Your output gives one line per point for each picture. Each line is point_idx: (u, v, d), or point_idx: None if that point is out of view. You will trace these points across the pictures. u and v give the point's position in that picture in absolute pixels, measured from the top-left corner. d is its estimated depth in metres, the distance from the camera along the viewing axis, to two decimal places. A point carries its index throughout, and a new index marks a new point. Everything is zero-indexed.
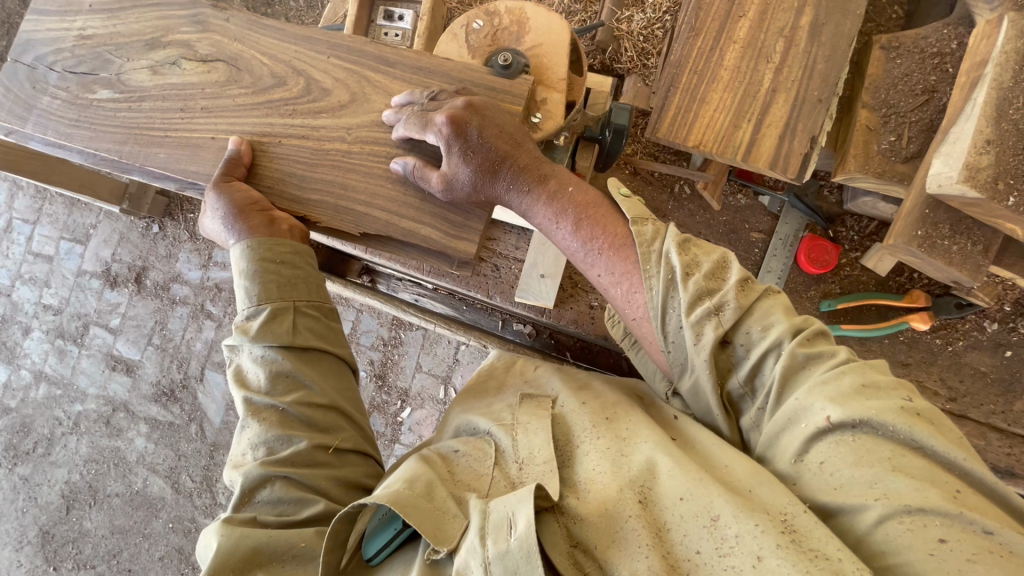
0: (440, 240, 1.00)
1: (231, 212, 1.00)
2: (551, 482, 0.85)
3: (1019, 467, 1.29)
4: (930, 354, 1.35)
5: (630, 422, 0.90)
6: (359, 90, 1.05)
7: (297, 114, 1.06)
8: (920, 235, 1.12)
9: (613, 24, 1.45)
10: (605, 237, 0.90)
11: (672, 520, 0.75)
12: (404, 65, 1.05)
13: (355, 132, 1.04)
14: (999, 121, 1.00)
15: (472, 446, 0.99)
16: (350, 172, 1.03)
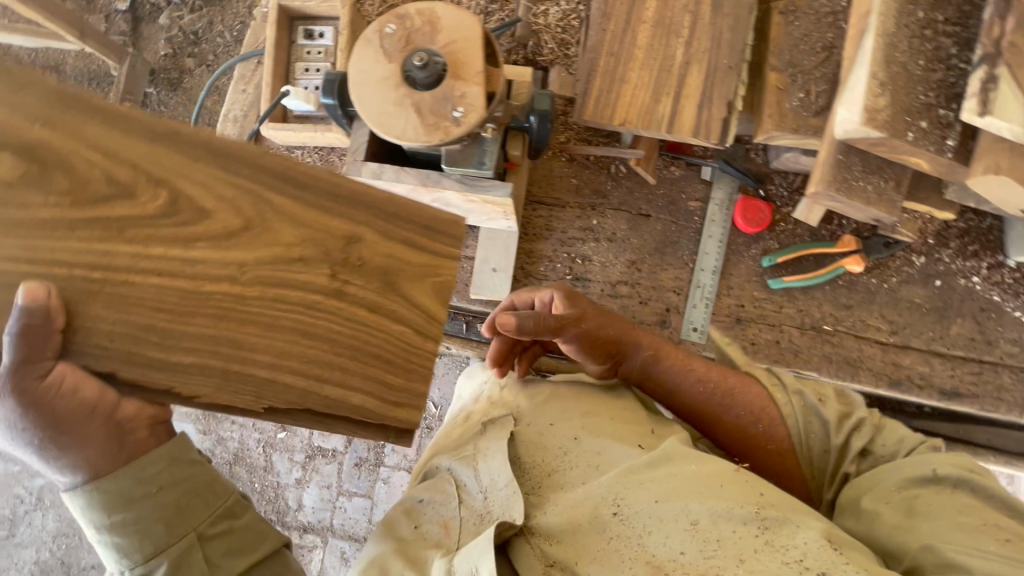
0: (377, 410, 0.72)
1: (58, 422, 0.68)
2: (515, 506, 1.03)
3: (964, 387, 1.37)
4: (870, 293, 1.42)
5: (598, 443, 1.11)
6: (254, 212, 0.69)
7: (138, 243, 0.66)
8: (838, 179, 1.17)
9: (529, 20, 1.50)
10: (727, 384, 1.19)
11: (644, 526, 0.97)
12: (307, 193, 0.72)
13: (249, 270, 0.69)
14: (889, 64, 1.08)
15: (435, 488, 1.12)
16: (244, 325, 0.69)
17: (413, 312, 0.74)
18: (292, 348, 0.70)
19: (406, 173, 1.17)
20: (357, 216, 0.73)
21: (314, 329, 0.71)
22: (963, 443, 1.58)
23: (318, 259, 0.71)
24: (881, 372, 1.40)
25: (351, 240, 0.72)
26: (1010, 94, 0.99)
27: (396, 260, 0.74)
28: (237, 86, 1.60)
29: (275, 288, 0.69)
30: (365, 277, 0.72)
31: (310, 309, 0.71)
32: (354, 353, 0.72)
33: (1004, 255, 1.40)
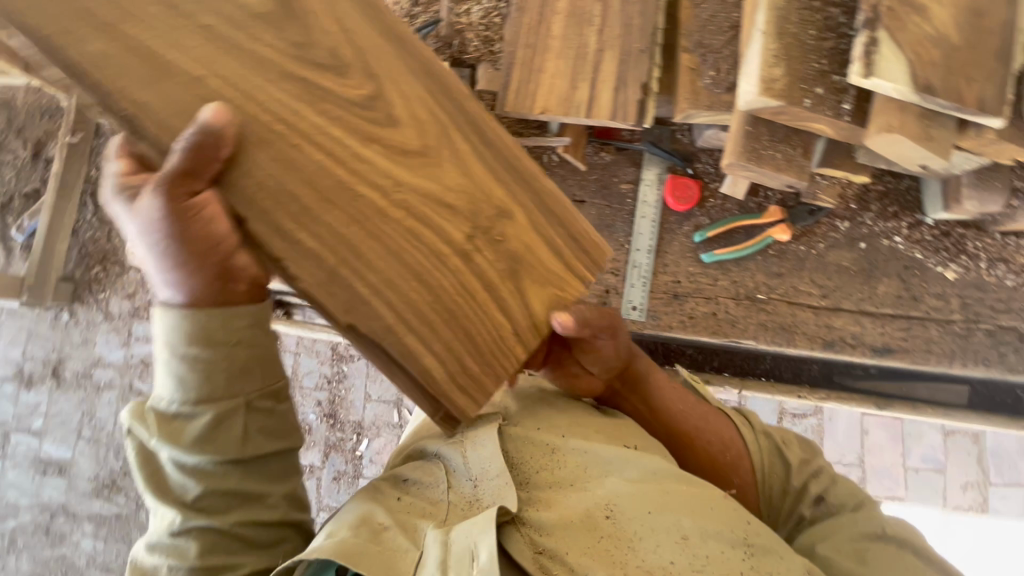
0: (441, 380, 0.88)
1: (180, 240, 0.79)
2: (506, 495, 0.97)
3: (894, 342, 1.42)
4: (799, 260, 1.47)
5: (587, 445, 1.06)
6: (435, 150, 0.90)
7: (373, 148, 0.85)
8: (748, 150, 1.22)
9: (453, 20, 1.54)
10: (706, 418, 1.23)
11: (637, 535, 0.93)
12: (482, 174, 0.93)
13: (406, 209, 0.87)
14: (782, 36, 1.12)
15: (421, 471, 1.06)
16: (397, 250, 0.86)
17: (518, 307, 0.94)
18: (407, 270, 0.86)
19: None
20: (511, 204, 0.94)
21: (422, 289, 0.87)
22: (906, 400, 1.63)
23: (458, 221, 0.90)
24: (814, 335, 1.44)
25: (502, 221, 0.94)
26: (890, 56, 1.05)
27: (528, 255, 0.95)
28: None
29: (421, 222, 0.87)
30: (493, 249, 0.92)
31: (437, 255, 0.88)
32: (437, 307, 0.88)
33: (924, 215, 1.45)
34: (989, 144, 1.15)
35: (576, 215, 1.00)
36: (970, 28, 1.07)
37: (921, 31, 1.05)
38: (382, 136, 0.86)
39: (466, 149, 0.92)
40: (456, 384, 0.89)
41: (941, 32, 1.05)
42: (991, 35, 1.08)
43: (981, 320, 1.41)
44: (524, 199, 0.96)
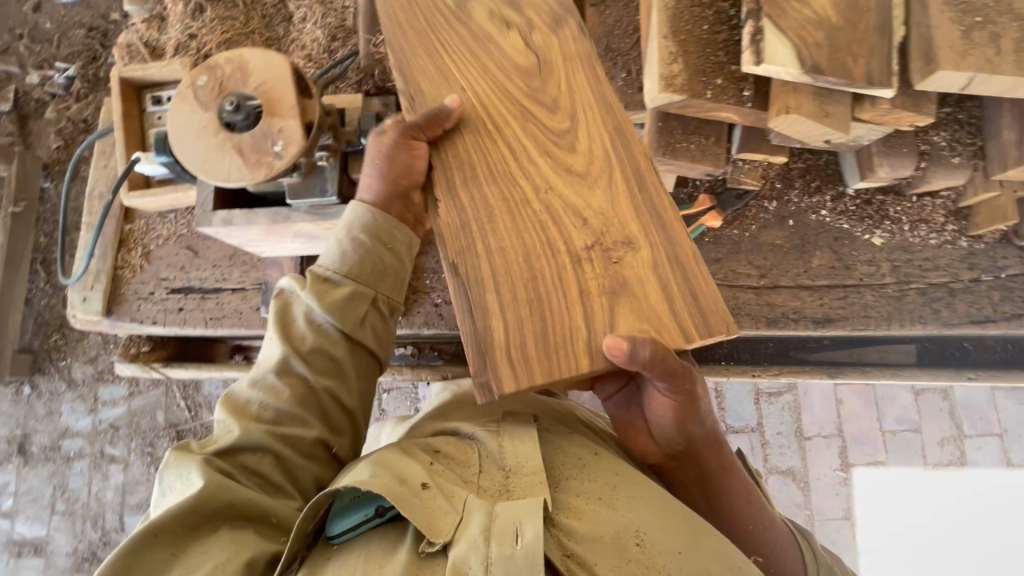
0: (505, 339, 0.94)
1: (394, 159, 1.04)
2: (543, 491, 0.90)
3: (834, 312, 1.47)
4: (734, 244, 1.51)
5: (620, 467, 0.99)
6: (605, 176, 1.03)
7: (550, 158, 1.04)
8: (663, 145, 1.27)
9: (371, 50, 1.57)
10: (771, 534, 1.12)
11: (663, 563, 0.86)
12: (621, 203, 1.02)
13: (558, 216, 1.01)
14: (676, 33, 1.17)
15: (455, 448, 1.00)
16: (522, 239, 1.00)
17: (604, 313, 0.96)
18: (517, 254, 0.99)
19: (256, 215, 1.20)
20: (638, 235, 1.00)
21: (525, 269, 0.98)
22: (859, 366, 1.67)
23: (586, 232, 1.00)
24: (758, 314, 1.48)
25: (622, 247, 1.00)
26: (776, 42, 1.10)
27: (634, 282, 0.98)
28: (97, 163, 1.60)
29: (552, 221, 1.00)
30: (602, 262, 0.99)
31: (554, 250, 0.99)
32: (525, 285, 0.98)
33: (845, 186, 1.49)
34: (884, 113, 1.21)
35: (704, 276, 0.99)
36: (846, 8, 1.13)
37: (800, 16, 1.11)
38: (556, 150, 1.04)
39: (641, 175, 1.04)
40: (512, 356, 0.94)
41: (820, 15, 1.11)
42: (868, 12, 1.14)
43: (912, 280, 1.47)
44: (653, 239, 1.01)
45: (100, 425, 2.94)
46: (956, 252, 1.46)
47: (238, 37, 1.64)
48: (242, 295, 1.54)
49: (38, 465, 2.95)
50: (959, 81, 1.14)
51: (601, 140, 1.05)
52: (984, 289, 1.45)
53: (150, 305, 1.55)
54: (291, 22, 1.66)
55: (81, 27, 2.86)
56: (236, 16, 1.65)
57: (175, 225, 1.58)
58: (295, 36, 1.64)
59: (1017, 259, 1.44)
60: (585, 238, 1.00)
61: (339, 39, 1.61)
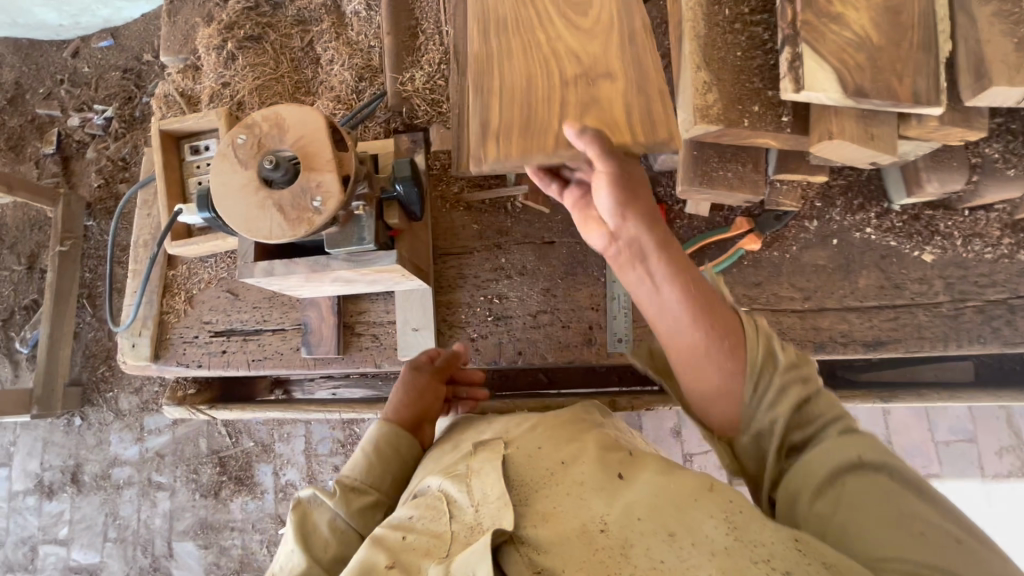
0: (480, 130, 1.05)
1: (415, 385, 1.32)
2: (506, 515, 0.82)
3: (884, 334, 1.41)
4: (775, 267, 1.47)
5: (581, 463, 0.89)
6: (611, 26, 1.05)
7: (564, 6, 1.08)
8: (700, 175, 1.25)
9: (398, 89, 1.58)
10: (718, 332, 0.95)
11: (631, 542, 0.73)
12: (614, 46, 1.04)
13: (561, 51, 1.06)
14: (709, 63, 1.15)
15: (425, 507, 0.91)
16: (525, 69, 1.06)
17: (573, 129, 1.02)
18: (522, 81, 1.06)
19: (296, 264, 1.22)
20: (618, 67, 1.03)
21: (520, 88, 1.06)
22: (912, 386, 1.60)
23: (578, 64, 1.04)
24: (804, 339, 1.44)
25: (601, 79, 1.03)
26: (814, 67, 1.06)
27: (607, 108, 1.01)
28: (141, 212, 1.65)
29: (552, 50, 1.06)
30: (585, 87, 1.03)
31: (550, 74, 1.05)
32: (513, 93, 1.06)
33: (890, 201, 1.43)
34: (933, 131, 1.16)
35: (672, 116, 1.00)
36: (889, 26, 1.09)
37: (840, 38, 1.07)
38: (571, 10, 1.07)
39: (638, 27, 1.05)
40: (489, 133, 1.05)
41: (861, 36, 1.08)
42: (912, 28, 1.09)
43: (968, 298, 1.40)
44: (632, 71, 1.03)
45: (147, 453, 3.03)
46: (1014, 266, 1.39)
47: (269, 82, 1.68)
48: (281, 336, 1.57)
49: (90, 494, 3.06)
50: (1014, 96, 1.08)
51: (611, 3, 1.06)
52: None
53: (195, 349, 1.59)
54: (320, 64, 1.69)
55: (116, 70, 2.97)
56: (267, 62, 1.69)
57: (215, 269, 1.62)
58: (323, 78, 1.67)
59: None
60: (577, 68, 1.04)
61: (366, 79, 1.64)
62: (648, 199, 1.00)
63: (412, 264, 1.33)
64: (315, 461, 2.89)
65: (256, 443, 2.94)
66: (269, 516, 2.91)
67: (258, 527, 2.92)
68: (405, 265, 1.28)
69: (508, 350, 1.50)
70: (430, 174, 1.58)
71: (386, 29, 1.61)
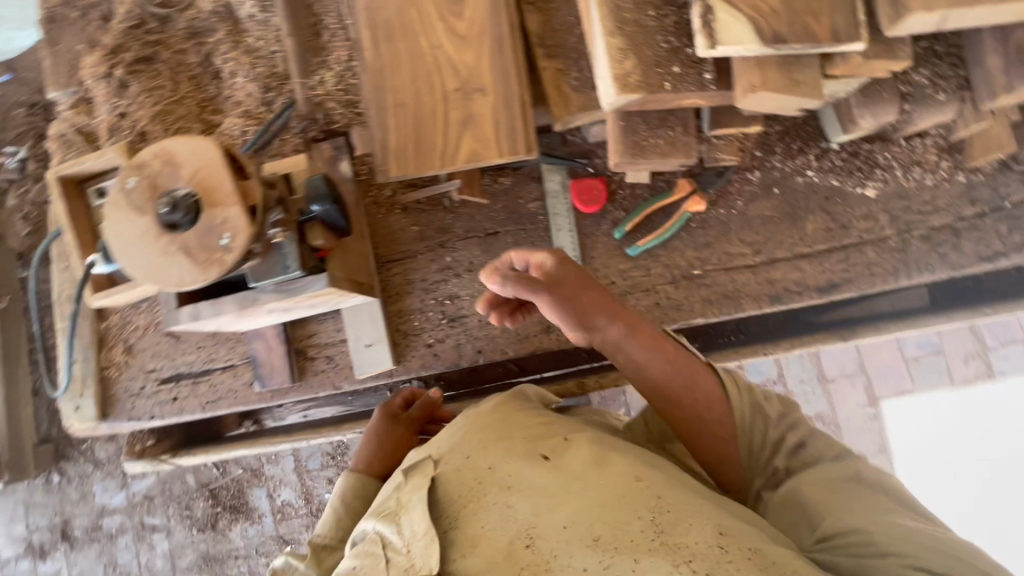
0: (378, 136, 1.26)
1: (375, 433, 1.45)
2: (432, 554, 0.87)
3: (837, 277, 1.41)
4: (722, 225, 1.44)
5: (510, 467, 0.94)
6: (484, 40, 1.25)
7: (446, 19, 1.26)
8: (630, 145, 1.20)
9: (309, 94, 1.48)
10: (717, 409, 1.12)
11: (557, 555, 0.81)
12: (484, 55, 1.25)
13: (444, 62, 1.25)
14: (621, 27, 1.08)
15: (364, 554, 0.93)
16: (414, 81, 1.26)
17: (452, 136, 1.24)
18: (409, 92, 1.26)
19: (223, 303, 1.15)
20: (488, 83, 1.24)
21: (409, 100, 1.26)
22: (872, 320, 1.62)
23: (457, 77, 1.25)
24: (760, 294, 1.42)
25: (475, 93, 1.24)
26: (729, 21, 1.02)
27: (478, 115, 1.24)
28: (58, 266, 1.54)
29: (435, 64, 1.25)
30: (461, 99, 1.24)
31: (433, 87, 1.25)
32: (404, 106, 1.26)
33: (828, 141, 1.41)
34: (858, 67, 1.12)
35: (530, 126, 1.24)
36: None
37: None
38: (450, 18, 1.26)
39: (505, 33, 1.25)
40: (384, 140, 1.26)
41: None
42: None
43: (913, 227, 1.40)
44: (501, 87, 1.24)
45: (134, 498, 2.96)
46: (954, 189, 1.38)
47: (170, 105, 1.56)
48: (233, 373, 1.51)
49: (84, 547, 3.00)
50: (932, 21, 1.05)
51: (484, 14, 1.25)
52: (989, 223, 1.38)
53: (144, 401, 1.52)
54: (222, 78, 1.57)
55: (18, 106, 2.74)
56: (164, 84, 1.56)
57: (150, 314, 1.53)
58: (228, 92, 1.56)
59: (1020, 184, 1.37)
60: (455, 78, 1.25)
61: (274, 88, 1.53)
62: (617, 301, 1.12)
63: (349, 281, 1.27)
64: (307, 477, 2.88)
65: (245, 469, 2.89)
66: (271, 538, 2.89)
67: (262, 551, 2.90)
68: (340, 286, 1.22)
69: (468, 351, 1.47)
70: (358, 180, 1.51)
71: (285, 30, 1.49)
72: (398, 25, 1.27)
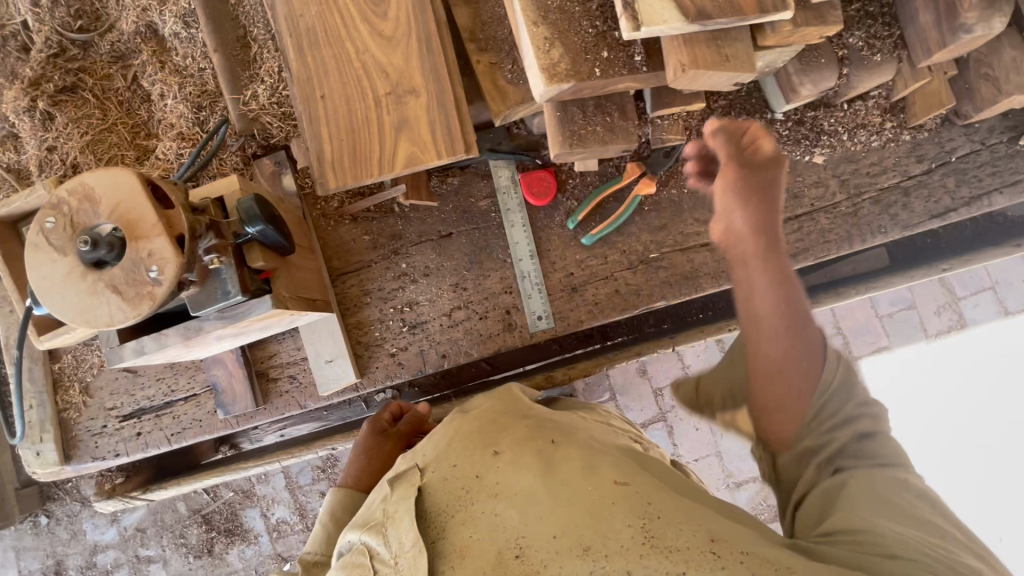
0: (314, 149, 1.23)
1: (363, 444, 1.44)
2: (421, 565, 0.80)
3: (793, 247, 1.41)
4: (675, 205, 1.43)
5: (498, 474, 0.87)
6: (411, 39, 1.22)
7: (369, 22, 1.22)
8: (569, 135, 1.18)
9: (242, 110, 1.43)
10: (807, 361, 1.02)
11: (549, 564, 0.72)
12: (413, 56, 1.21)
13: (372, 66, 1.22)
14: (545, 15, 1.06)
15: (351, 566, 0.89)
16: (343, 88, 1.22)
17: (388, 143, 1.21)
18: (340, 99, 1.22)
19: (166, 335, 1.11)
20: (420, 83, 1.21)
21: (341, 110, 1.22)
22: (834, 285, 1.63)
23: (387, 81, 1.21)
24: (718, 271, 1.42)
25: (408, 95, 1.21)
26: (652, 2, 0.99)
27: (414, 118, 1.20)
28: (2, 310, 1.50)
29: (363, 69, 1.22)
30: (394, 103, 1.21)
31: (364, 93, 1.22)
32: (336, 116, 1.22)
33: (772, 111, 1.39)
34: (789, 36, 1.11)
35: (468, 125, 1.21)
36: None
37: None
38: (374, 20, 1.22)
39: (432, 31, 1.22)
40: (319, 155, 1.22)
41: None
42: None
43: (864, 191, 1.40)
44: (433, 86, 1.21)
45: (127, 532, 2.93)
46: (900, 148, 1.38)
47: (101, 134, 1.51)
48: (195, 402, 1.48)
49: None
50: None
51: (409, 11, 1.21)
52: (938, 179, 1.39)
53: (107, 439, 1.48)
54: (152, 101, 1.52)
55: None
56: (92, 112, 1.51)
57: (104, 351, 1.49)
58: (160, 115, 1.51)
59: (963, 138, 1.37)
60: (386, 81, 1.21)
61: (207, 107, 1.48)
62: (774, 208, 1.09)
63: (298, 300, 1.25)
64: (300, 493, 2.87)
65: (236, 491, 2.86)
66: (270, 557, 2.87)
67: (262, 570, 2.89)
68: (287, 305, 1.19)
69: (432, 357, 1.45)
70: (304, 194, 1.47)
71: (211, 46, 1.44)
72: (322, 32, 1.23)
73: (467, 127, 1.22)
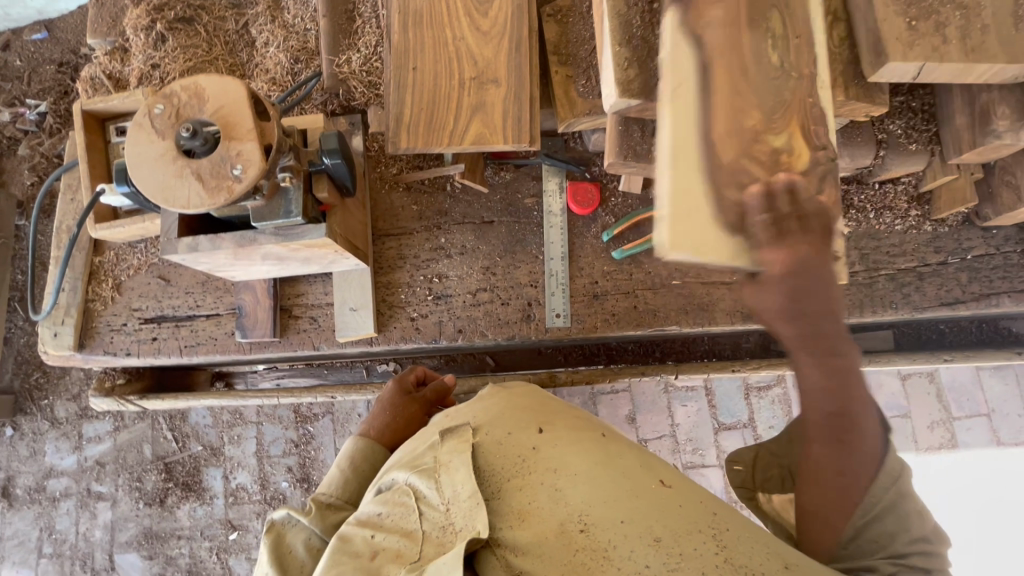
0: (394, 112, 1.34)
1: (387, 396, 1.46)
2: (478, 517, 0.87)
3: None
4: None
5: (554, 454, 0.94)
6: (502, 37, 1.36)
7: (470, 15, 1.37)
8: (625, 148, 1.31)
9: (334, 71, 1.57)
10: (844, 479, 0.97)
11: (616, 545, 0.79)
12: (502, 52, 1.35)
13: (463, 52, 1.36)
14: (629, 39, 1.20)
15: (393, 503, 0.97)
16: (434, 65, 1.36)
17: (463, 120, 1.33)
18: (429, 73, 1.36)
19: (222, 239, 1.18)
20: (503, 76, 1.34)
21: (427, 84, 1.35)
22: None
23: (473, 67, 1.35)
24: (733, 310, 1.49)
25: (489, 84, 1.34)
26: (707, 232, 0.94)
27: (489, 105, 1.33)
28: (64, 197, 1.60)
29: (455, 52, 1.36)
30: (476, 87, 1.34)
31: (451, 73, 1.35)
32: (421, 87, 1.35)
33: None
34: (841, 105, 1.22)
35: (537, 122, 1.33)
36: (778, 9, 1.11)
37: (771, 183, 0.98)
38: (474, 14, 1.37)
39: (523, 36, 1.36)
40: (396, 118, 1.34)
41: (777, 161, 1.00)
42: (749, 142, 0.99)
43: (881, 267, 1.49)
44: (513, 81, 1.34)
45: (85, 463, 2.87)
46: (921, 237, 1.49)
47: (202, 64, 1.65)
48: (216, 321, 1.53)
49: (23, 508, 2.89)
50: (910, 71, 1.15)
51: (507, 13, 1.36)
52: (951, 272, 1.48)
53: (123, 337, 1.53)
54: (254, 48, 1.68)
55: (51, 63, 2.78)
56: (200, 44, 1.66)
57: (145, 255, 1.57)
58: (259, 60, 1.66)
59: (981, 240, 1.47)
60: (473, 68, 1.35)
61: (303, 61, 1.63)
62: (840, 310, 0.92)
63: (345, 240, 1.33)
64: (267, 463, 2.79)
65: (204, 446, 2.81)
66: (219, 522, 2.78)
67: (208, 534, 2.79)
68: (337, 241, 1.27)
69: (448, 329, 1.51)
70: (367, 156, 1.58)
71: (322, 10, 1.60)
72: (426, 15, 1.38)
73: (537, 125, 1.34)
